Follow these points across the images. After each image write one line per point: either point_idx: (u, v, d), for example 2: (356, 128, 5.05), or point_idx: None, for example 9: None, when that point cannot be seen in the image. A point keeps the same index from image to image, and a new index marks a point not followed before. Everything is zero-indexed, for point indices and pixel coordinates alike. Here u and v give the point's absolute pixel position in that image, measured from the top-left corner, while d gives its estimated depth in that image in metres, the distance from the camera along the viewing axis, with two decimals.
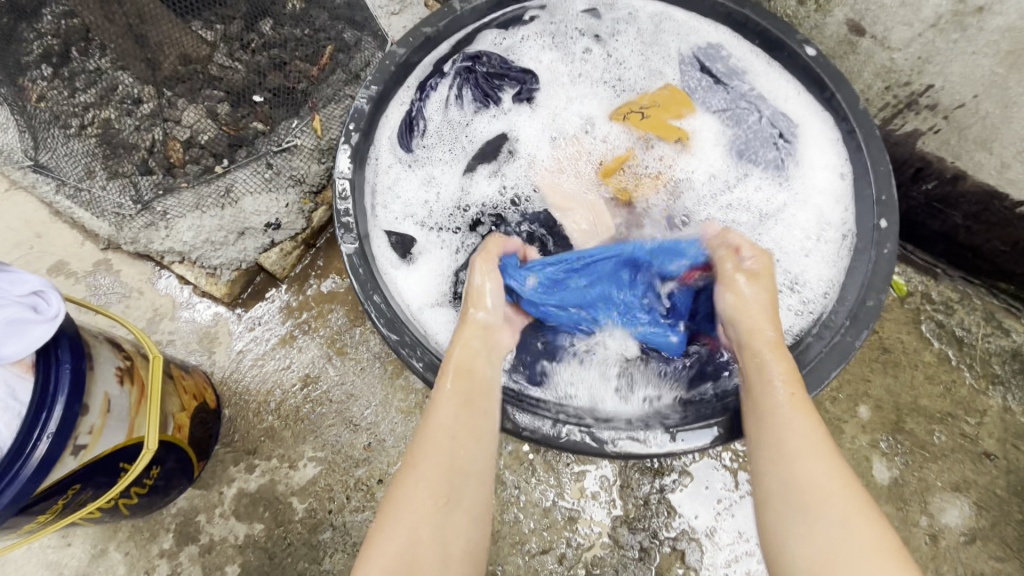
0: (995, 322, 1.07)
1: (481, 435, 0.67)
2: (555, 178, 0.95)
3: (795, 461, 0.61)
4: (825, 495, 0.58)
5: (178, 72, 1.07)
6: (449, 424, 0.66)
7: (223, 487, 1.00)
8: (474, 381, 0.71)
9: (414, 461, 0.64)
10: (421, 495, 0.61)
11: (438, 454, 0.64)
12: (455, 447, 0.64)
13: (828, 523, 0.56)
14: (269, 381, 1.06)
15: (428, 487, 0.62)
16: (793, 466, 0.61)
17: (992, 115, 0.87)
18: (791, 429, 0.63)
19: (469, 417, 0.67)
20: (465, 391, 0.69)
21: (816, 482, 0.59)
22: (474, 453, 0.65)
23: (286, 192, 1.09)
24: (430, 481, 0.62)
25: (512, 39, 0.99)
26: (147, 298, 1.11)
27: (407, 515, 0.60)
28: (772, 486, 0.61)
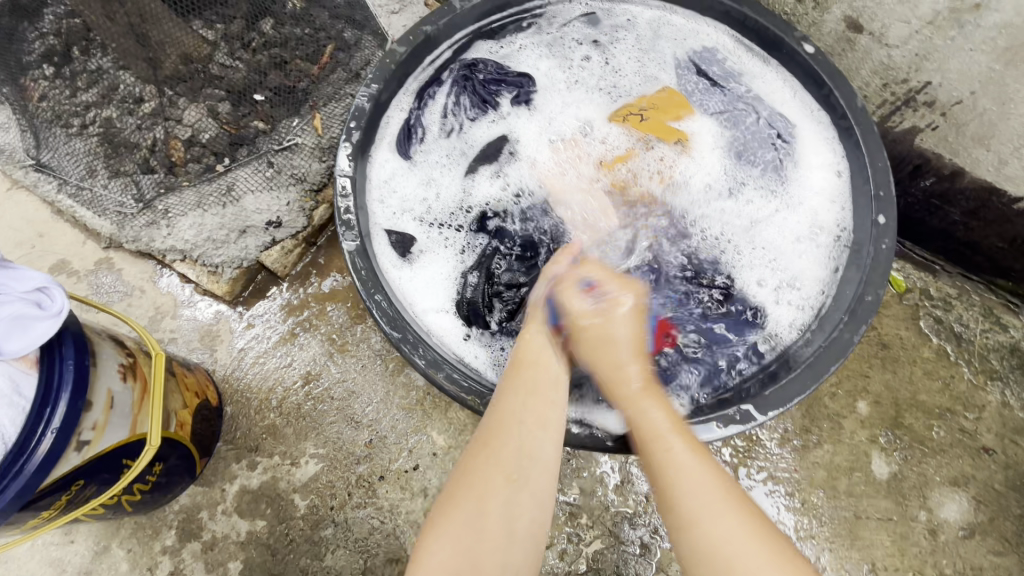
0: (993, 318, 1.08)
1: (550, 423, 0.63)
2: (557, 179, 0.94)
3: (700, 524, 0.53)
4: (735, 554, 0.51)
5: (179, 72, 1.07)
6: (516, 410, 0.63)
7: (225, 484, 1.00)
8: (540, 369, 0.67)
9: (483, 443, 0.62)
10: (489, 475, 0.59)
11: (506, 437, 0.61)
12: (523, 432, 0.61)
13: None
14: (271, 378, 1.07)
15: (498, 468, 0.59)
16: (706, 525, 0.53)
17: (990, 111, 0.88)
18: (693, 483, 0.55)
19: (536, 404, 0.64)
20: (534, 377, 0.67)
21: (728, 541, 0.52)
22: (543, 439, 0.62)
23: (287, 190, 1.09)
24: (498, 464, 0.60)
25: (508, 48, 0.99)
26: (148, 297, 1.12)
27: (475, 496, 0.58)
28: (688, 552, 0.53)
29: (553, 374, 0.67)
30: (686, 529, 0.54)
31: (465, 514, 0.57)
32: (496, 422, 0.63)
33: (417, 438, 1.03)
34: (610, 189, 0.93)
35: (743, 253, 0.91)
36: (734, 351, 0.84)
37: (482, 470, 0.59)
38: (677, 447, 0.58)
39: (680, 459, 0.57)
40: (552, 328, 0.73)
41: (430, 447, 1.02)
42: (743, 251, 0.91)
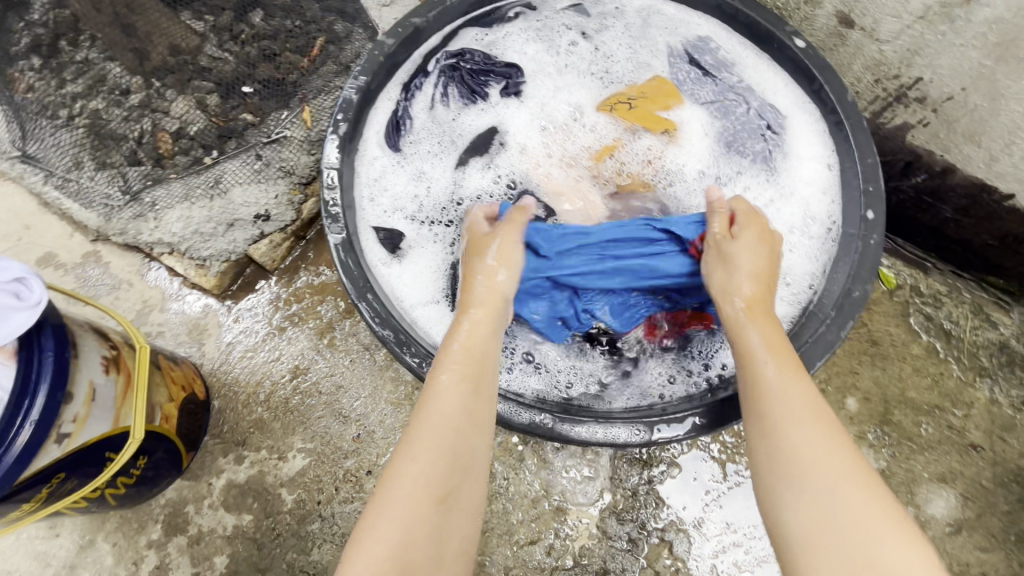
0: (983, 315, 1.08)
1: (476, 427, 0.62)
2: (546, 174, 0.95)
3: (780, 434, 0.58)
4: (816, 465, 0.55)
5: (167, 63, 1.08)
6: (453, 412, 0.62)
7: (211, 478, 1.00)
8: (462, 372, 0.65)
9: (410, 452, 0.59)
10: (411, 490, 0.56)
11: (430, 445, 0.59)
12: (445, 441, 0.60)
13: (820, 485, 0.54)
14: (259, 373, 1.06)
15: (420, 482, 0.57)
16: (772, 444, 0.58)
17: (980, 107, 0.87)
18: (763, 409, 0.60)
19: (460, 410, 0.62)
20: (454, 383, 0.64)
21: (799, 456, 0.56)
22: (470, 439, 0.61)
23: (275, 183, 1.08)
24: (419, 479, 0.57)
25: (495, 36, 0.98)
26: (136, 290, 1.11)
27: (399, 512, 0.55)
28: (764, 466, 0.58)
29: (473, 373, 0.66)
30: (757, 443, 0.60)
31: (385, 533, 0.54)
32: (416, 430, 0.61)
33: (405, 432, 1.03)
34: (599, 177, 0.94)
35: None
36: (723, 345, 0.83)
37: (404, 489, 0.56)
38: (768, 369, 0.62)
39: (774, 379, 0.61)
40: (490, 296, 0.73)
41: None
42: None
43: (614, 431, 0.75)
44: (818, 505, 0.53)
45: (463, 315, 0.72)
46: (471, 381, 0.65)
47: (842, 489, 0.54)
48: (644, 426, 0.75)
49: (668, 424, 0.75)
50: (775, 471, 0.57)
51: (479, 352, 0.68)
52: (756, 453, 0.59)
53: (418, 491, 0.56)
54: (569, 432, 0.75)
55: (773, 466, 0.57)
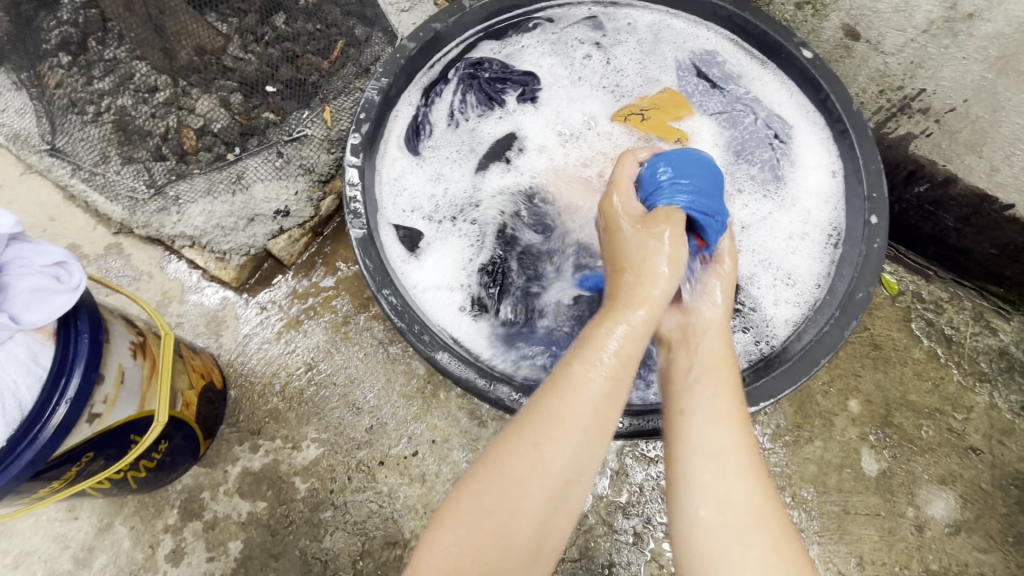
0: (983, 322, 1.10)
1: (587, 438, 0.58)
2: (562, 176, 0.97)
3: (733, 485, 0.58)
4: (759, 527, 0.56)
5: (193, 62, 1.11)
6: (586, 412, 0.58)
7: (227, 466, 1.02)
8: (584, 388, 0.59)
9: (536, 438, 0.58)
10: (494, 489, 0.58)
11: (528, 450, 0.58)
12: (543, 451, 0.58)
13: (727, 527, 0.56)
14: (274, 364, 1.09)
15: (507, 481, 0.58)
16: (718, 491, 0.57)
17: (981, 119, 0.90)
18: (721, 457, 0.59)
19: (570, 425, 0.58)
20: (576, 397, 0.59)
21: (736, 513, 0.56)
22: (577, 454, 0.58)
23: (295, 180, 1.11)
24: (510, 480, 0.58)
25: (511, 47, 1.02)
26: (156, 282, 1.14)
27: (488, 508, 0.57)
28: (706, 510, 0.57)
29: (600, 391, 0.59)
30: (699, 487, 0.58)
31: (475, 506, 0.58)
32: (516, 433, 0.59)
33: (416, 425, 1.05)
34: None
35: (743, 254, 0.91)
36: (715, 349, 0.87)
37: (502, 476, 0.58)
38: (726, 418, 0.61)
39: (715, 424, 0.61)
40: (640, 300, 0.63)
41: (429, 435, 1.04)
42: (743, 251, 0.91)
43: None
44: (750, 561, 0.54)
45: (609, 318, 0.63)
46: (597, 396, 0.59)
47: (767, 553, 0.55)
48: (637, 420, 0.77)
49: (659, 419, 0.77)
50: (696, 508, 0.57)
51: (607, 374, 0.60)
52: (700, 504, 0.57)
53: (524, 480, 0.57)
54: None
55: (716, 517, 0.56)
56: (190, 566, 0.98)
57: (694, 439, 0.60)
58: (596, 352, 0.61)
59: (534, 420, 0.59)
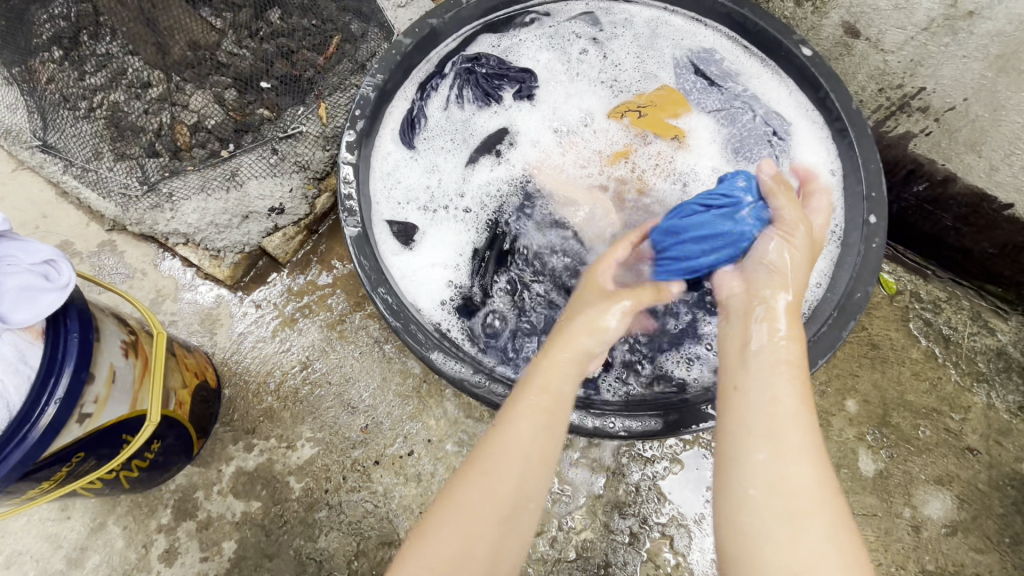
0: (981, 322, 1.10)
1: (535, 467, 0.61)
2: (557, 171, 0.96)
3: (790, 466, 0.54)
4: (811, 511, 0.52)
5: (186, 57, 1.11)
6: (525, 441, 0.61)
7: (221, 465, 1.01)
8: (535, 418, 0.63)
9: (482, 469, 0.60)
10: (451, 525, 0.58)
11: (481, 481, 0.60)
12: (493, 479, 0.60)
13: (777, 509, 0.52)
14: (269, 363, 1.08)
15: (463, 514, 0.58)
16: (772, 471, 0.54)
17: (981, 118, 0.90)
18: (778, 434, 0.55)
19: (518, 453, 0.61)
20: (522, 427, 0.62)
21: (788, 495, 0.53)
22: (523, 482, 0.60)
23: (290, 177, 1.10)
24: (466, 508, 0.59)
25: (509, 41, 1.01)
26: (150, 279, 1.13)
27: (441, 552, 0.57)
28: (753, 493, 0.54)
29: (543, 422, 0.63)
30: (748, 465, 0.55)
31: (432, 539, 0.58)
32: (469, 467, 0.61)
33: (412, 425, 1.04)
34: (610, 181, 0.96)
35: None
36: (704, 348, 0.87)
37: (459, 508, 0.59)
38: (785, 395, 0.57)
39: (780, 398, 0.57)
40: (569, 343, 0.70)
41: (425, 434, 1.04)
42: None
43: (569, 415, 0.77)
44: (802, 549, 0.50)
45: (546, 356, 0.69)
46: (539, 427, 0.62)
47: (823, 541, 0.50)
48: (623, 419, 0.77)
49: (646, 420, 0.77)
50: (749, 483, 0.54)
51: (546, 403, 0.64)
52: (749, 484, 0.54)
53: (475, 509, 0.58)
54: None
55: (768, 498, 0.53)
56: (184, 566, 0.97)
57: (749, 413, 0.57)
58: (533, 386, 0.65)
59: (480, 451, 0.62)
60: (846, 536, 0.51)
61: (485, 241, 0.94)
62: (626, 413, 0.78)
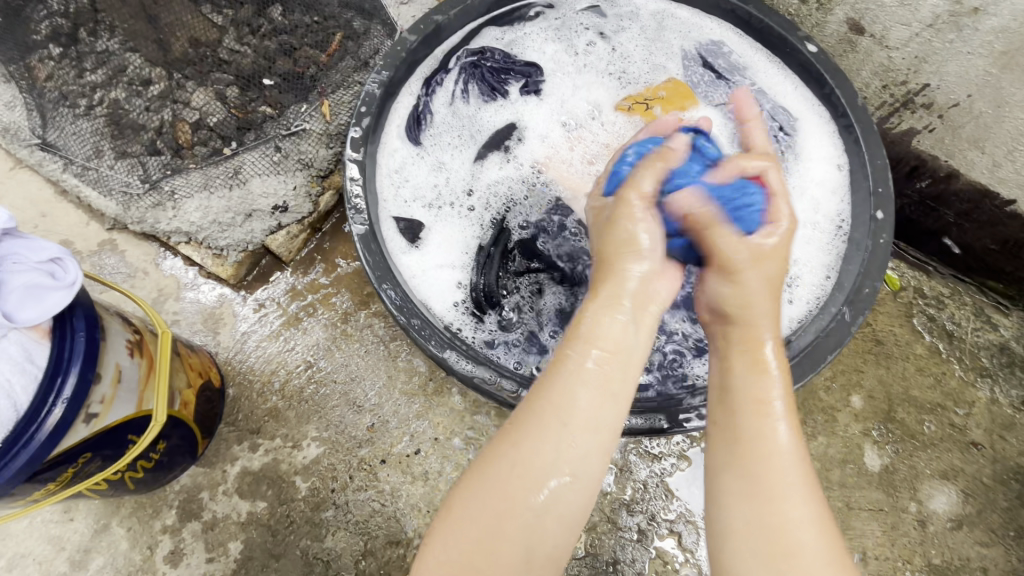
0: (984, 317, 1.10)
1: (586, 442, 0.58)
2: (564, 167, 0.96)
3: (779, 502, 0.54)
4: (806, 548, 0.52)
5: (187, 55, 1.10)
6: (568, 398, 0.58)
7: (226, 465, 1.01)
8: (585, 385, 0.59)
9: (515, 441, 0.58)
10: (483, 493, 0.57)
11: (518, 454, 0.57)
12: (524, 452, 0.57)
13: (761, 545, 0.53)
14: (273, 362, 1.07)
15: (500, 483, 0.57)
16: (753, 511, 0.55)
17: (985, 114, 0.90)
18: (756, 475, 0.56)
19: (563, 425, 0.57)
20: (571, 394, 0.58)
21: (774, 532, 0.53)
22: (570, 461, 0.57)
23: (293, 174, 1.09)
24: (498, 485, 0.57)
25: (515, 35, 1.00)
26: (151, 279, 1.12)
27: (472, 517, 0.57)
28: (740, 527, 0.55)
29: (598, 390, 0.59)
30: (728, 506, 0.56)
31: (462, 516, 0.57)
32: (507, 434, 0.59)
33: (419, 423, 1.04)
34: None
35: None
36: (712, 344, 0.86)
37: (487, 488, 0.57)
38: (778, 428, 0.58)
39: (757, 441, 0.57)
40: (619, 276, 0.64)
41: (431, 433, 1.03)
42: None
43: None
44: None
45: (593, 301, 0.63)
46: (592, 395, 0.58)
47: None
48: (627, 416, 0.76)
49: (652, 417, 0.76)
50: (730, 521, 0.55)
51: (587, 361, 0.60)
52: (732, 517, 0.55)
53: (503, 485, 0.57)
54: None
55: (750, 537, 0.54)
56: (189, 567, 0.96)
57: (726, 455, 0.58)
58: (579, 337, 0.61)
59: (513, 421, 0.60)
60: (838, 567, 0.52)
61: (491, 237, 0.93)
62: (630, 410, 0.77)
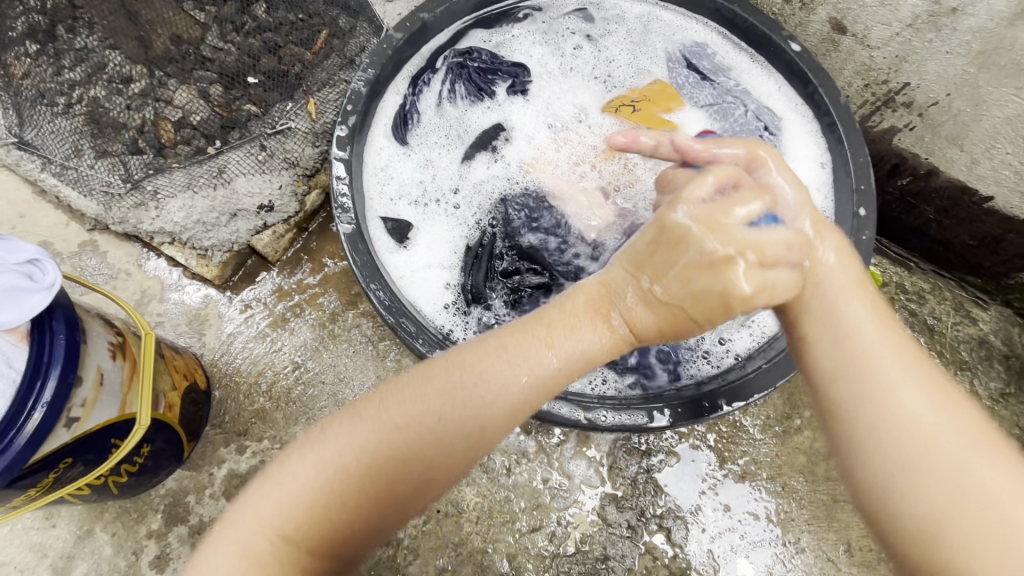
0: (964, 312, 1.13)
1: (496, 428, 0.58)
2: (550, 169, 0.96)
3: (887, 402, 0.54)
4: (934, 430, 0.53)
5: (169, 52, 1.08)
6: (510, 376, 0.57)
7: (213, 468, 1.00)
8: (532, 370, 0.58)
9: (446, 398, 0.57)
10: (380, 426, 0.57)
11: (438, 413, 0.57)
12: (447, 414, 0.57)
13: (889, 443, 0.53)
14: (260, 363, 1.06)
15: (410, 419, 0.57)
16: (873, 412, 0.54)
17: (963, 112, 0.92)
18: (868, 373, 0.55)
19: (487, 405, 0.57)
20: (518, 374, 0.58)
21: (898, 423, 0.54)
22: (474, 440, 0.57)
23: (279, 174, 1.08)
24: (404, 436, 0.56)
25: (502, 36, 1.00)
26: (134, 280, 1.10)
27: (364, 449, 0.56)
28: (865, 433, 0.54)
29: (537, 384, 0.58)
30: (847, 416, 0.56)
31: (355, 444, 0.56)
32: (431, 381, 0.58)
33: None
34: (604, 174, 0.96)
35: None
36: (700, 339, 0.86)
37: (400, 429, 0.56)
38: (861, 328, 0.57)
39: (863, 343, 0.57)
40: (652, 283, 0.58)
41: None
42: None
43: (558, 407, 0.77)
44: (931, 482, 0.52)
45: (594, 293, 0.60)
46: (531, 384, 0.57)
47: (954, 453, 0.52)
48: (615, 412, 0.77)
49: (640, 415, 0.77)
50: (850, 427, 0.55)
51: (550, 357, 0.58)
52: (856, 425, 0.55)
53: (412, 444, 0.56)
54: (550, 410, 0.76)
55: (882, 438, 0.54)
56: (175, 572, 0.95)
57: (829, 365, 0.57)
58: (561, 322, 0.59)
59: (455, 378, 0.58)
60: (968, 432, 0.54)
61: (480, 237, 0.93)
62: (617, 407, 0.77)
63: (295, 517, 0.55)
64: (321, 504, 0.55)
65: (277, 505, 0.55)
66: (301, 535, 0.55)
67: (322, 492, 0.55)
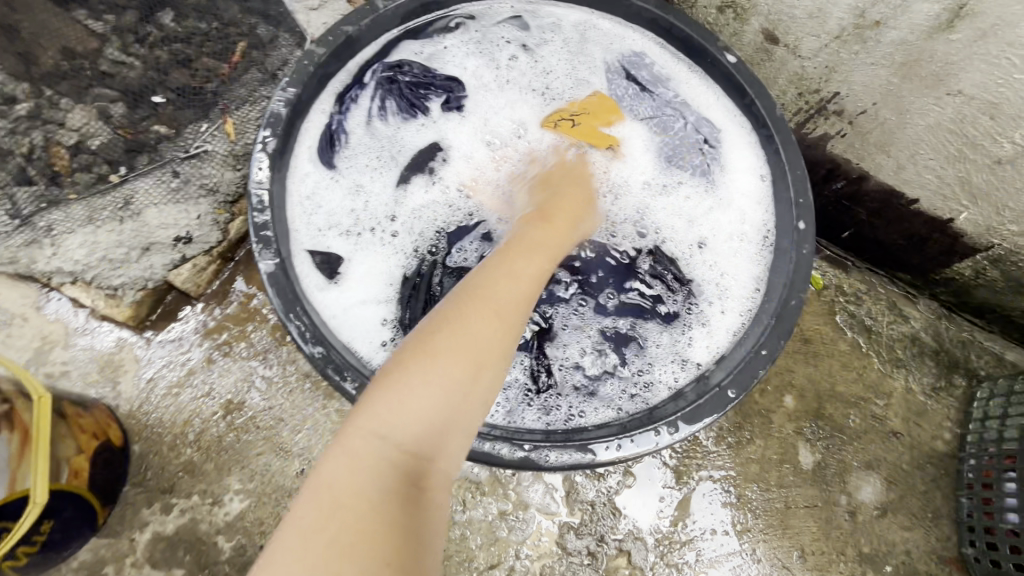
0: (896, 310, 1.15)
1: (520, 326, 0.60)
2: (489, 191, 0.92)
3: None
4: None
5: (61, 68, 0.94)
6: (506, 272, 0.64)
7: (134, 532, 0.91)
8: (518, 276, 0.63)
9: (471, 297, 0.60)
10: (433, 331, 0.56)
11: (472, 311, 0.58)
12: (481, 311, 0.58)
13: None
14: (185, 412, 0.97)
15: (456, 315, 0.58)
16: None
17: (888, 120, 0.93)
18: None
19: (505, 299, 0.60)
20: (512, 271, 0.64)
21: None
22: (508, 330, 0.59)
23: (196, 203, 0.99)
24: (449, 330, 0.56)
25: (434, 48, 0.94)
26: (32, 325, 0.99)
27: (406, 354, 0.55)
28: None
29: (529, 275, 0.64)
30: None
31: (409, 353, 0.55)
32: (460, 294, 0.61)
33: None
34: None
35: (692, 261, 0.92)
36: (652, 362, 0.86)
37: (446, 327, 0.56)
38: None
39: None
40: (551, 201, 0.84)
41: None
42: (682, 253, 0.92)
43: (505, 448, 0.73)
44: None
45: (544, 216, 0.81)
46: (524, 274, 0.63)
47: None
48: (572, 448, 0.74)
49: (600, 445, 0.74)
50: None
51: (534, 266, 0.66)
52: None
53: (462, 346, 0.55)
54: (501, 453, 0.73)
55: None
56: None
57: None
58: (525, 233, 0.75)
59: (477, 288, 0.61)
60: None
61: (420, 266, 0.88)
62: (573, 442, 0.75)
63: (376, 433, 0.50)
64: (397, 403, 0.51)
65: (366, 428, 0.50)
66: (384, 441, 0.50)
67: (392, 401, 0.52)
